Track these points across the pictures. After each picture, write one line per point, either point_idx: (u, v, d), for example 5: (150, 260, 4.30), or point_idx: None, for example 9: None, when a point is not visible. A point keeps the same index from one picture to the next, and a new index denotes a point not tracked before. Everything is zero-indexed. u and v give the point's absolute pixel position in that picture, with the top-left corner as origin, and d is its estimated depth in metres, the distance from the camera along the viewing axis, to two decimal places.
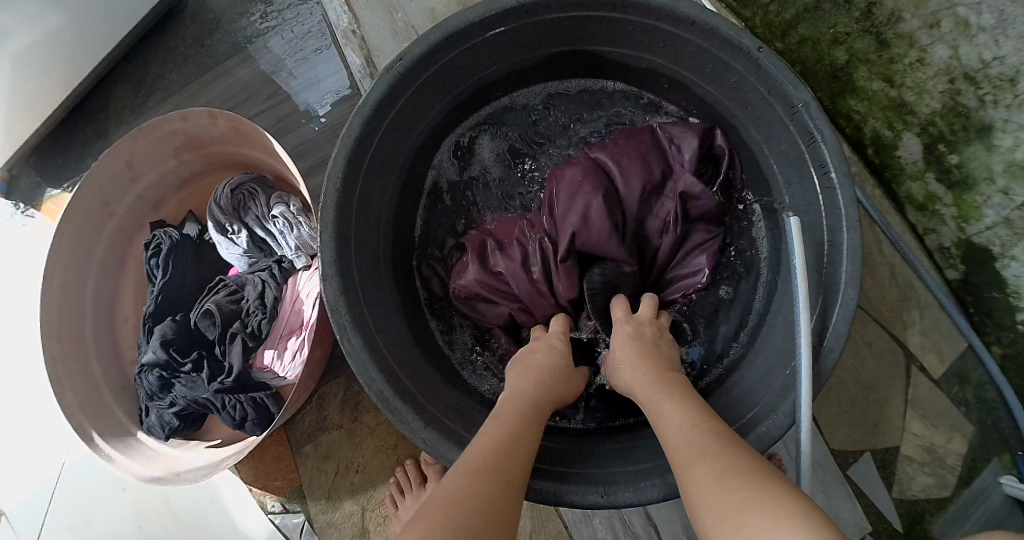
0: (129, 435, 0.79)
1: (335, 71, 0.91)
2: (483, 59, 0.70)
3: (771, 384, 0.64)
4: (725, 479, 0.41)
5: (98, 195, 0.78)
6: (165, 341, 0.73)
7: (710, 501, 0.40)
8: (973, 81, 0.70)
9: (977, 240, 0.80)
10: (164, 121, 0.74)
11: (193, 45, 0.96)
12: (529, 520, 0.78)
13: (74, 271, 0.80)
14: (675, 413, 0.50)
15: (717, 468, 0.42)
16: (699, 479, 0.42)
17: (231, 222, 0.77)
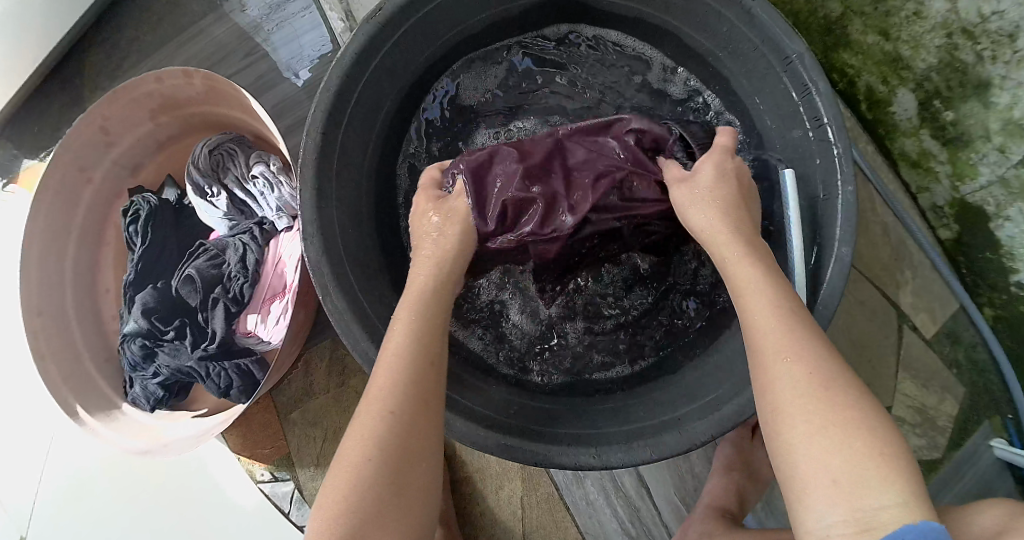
0: (115, 408, 0.77)
1: (314, 26, 0.88)
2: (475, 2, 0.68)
3: None
4: (846, 460, 0.35)
5: (73, 161, 0.76)
6: (146, 310, 0.71)
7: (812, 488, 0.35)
8: (971, 36, 0.69)
9: (972, 200, 0.79)
10: (138, 82, 0.71)
11: (167, 4, 0.92)
12: (520, 483, 0.77)
13: (51, 240, 0.77)
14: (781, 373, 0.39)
15: (826, 445, 0.36)
16: (800, 459, 0.36)
17: (210, 183, 0.75)
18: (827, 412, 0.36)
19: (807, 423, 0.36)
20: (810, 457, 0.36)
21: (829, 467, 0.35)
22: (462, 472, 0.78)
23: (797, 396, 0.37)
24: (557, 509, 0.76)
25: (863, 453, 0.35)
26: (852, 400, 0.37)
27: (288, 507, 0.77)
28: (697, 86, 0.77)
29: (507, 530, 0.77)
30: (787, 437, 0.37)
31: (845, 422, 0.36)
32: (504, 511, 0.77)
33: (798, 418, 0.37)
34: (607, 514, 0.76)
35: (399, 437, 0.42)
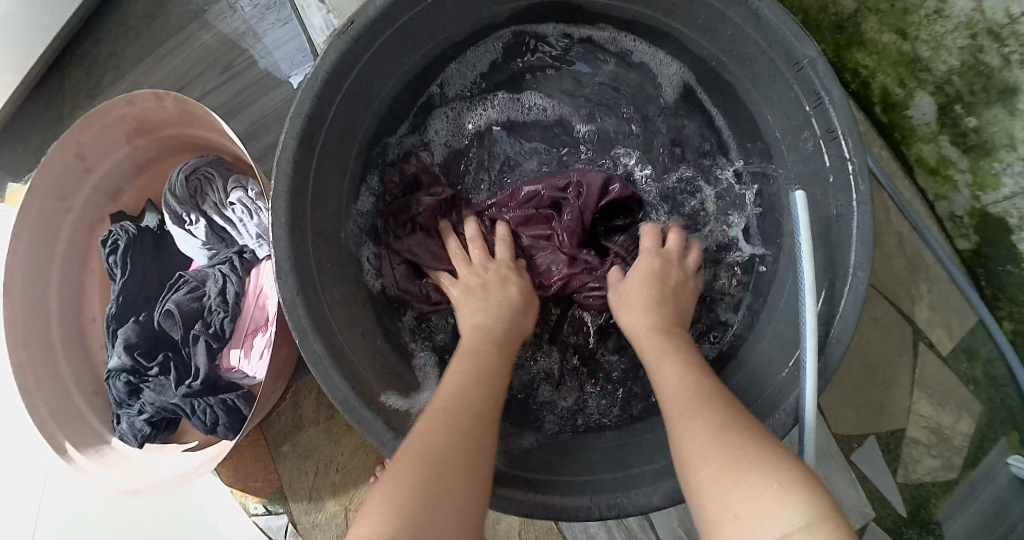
0: (104, 442, 0.76)
1: (295, 35, 0.84)
2: (456, 9, 0.63)
3: (774, 376, 0.59)
4: (729, 474, 0.36)
5: (50, 190, 0.73)
6: (128, 345, 0.70)
7: (712, 511, 0.36)
8: (997, 38, 0.63)
9: (993, 210, 0.75)
10: (109, 107, 0.68)
11: (145, 17, 0.89)
12: (517, 516, 0.75)
13: (33, 272, 0.76)
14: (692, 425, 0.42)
15: (716, 460, 0.38)
16: (697, 486, 0.38)
17: (189, 211, 0.72)
18: (724, 437, 0.39)
19: (704, 472, 0.38)
20: (711, 496, 0.36)
21: (722, 497, 0.36)
22: None
23: (713, 428, 0.40)
24: None
25: (746, 477, 0.35)
26: (738, 437, 0.39)
27: None
28: (690, 85, 0.73)
29: None
30: (693, 486, 0.38)
31: (731, 453, 0.37)
32: None
33: (707, 433, 0.40)
34: None
35: (454, 448, 0.41)
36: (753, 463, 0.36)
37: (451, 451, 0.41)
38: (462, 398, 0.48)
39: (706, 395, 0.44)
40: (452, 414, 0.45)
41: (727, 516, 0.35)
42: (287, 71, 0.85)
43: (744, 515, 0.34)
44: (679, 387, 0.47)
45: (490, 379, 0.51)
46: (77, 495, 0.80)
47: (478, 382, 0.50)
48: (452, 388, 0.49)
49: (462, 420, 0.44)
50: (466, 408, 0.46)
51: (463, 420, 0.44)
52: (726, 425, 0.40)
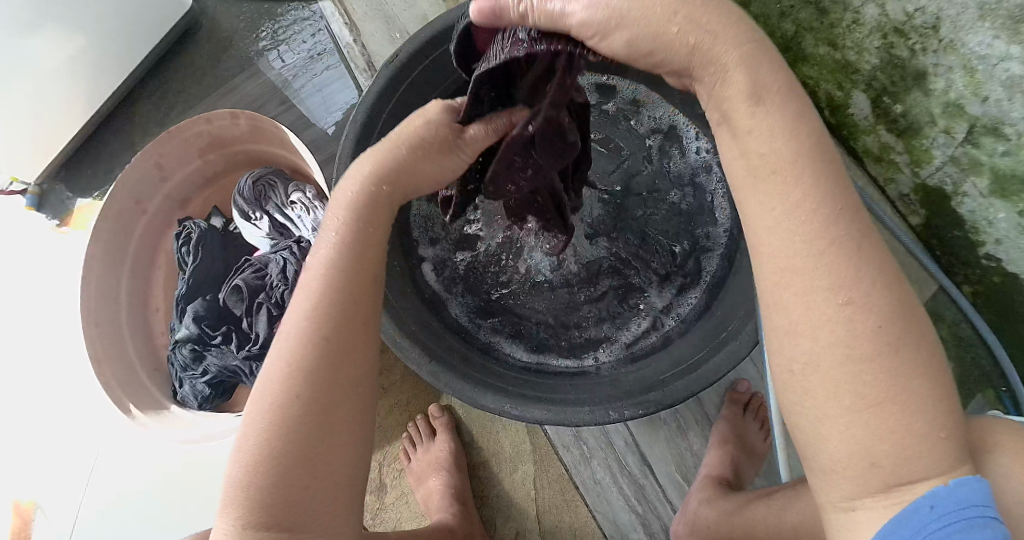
0: (164, 408, 0.85)
1: (339, 82, 1.03)
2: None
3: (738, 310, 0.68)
4: (872, 405, 0.35)
5: (130, 194, 0.87)
6: (197, 316, 0.82)
7: (833, 443, 0.36)
8: (903, 33, 0.77)
9: (932, 181, 0.87)
10: (190, 123, 0.85)
11: (211, 61, 1.07)
12: (533, 465, 0.82)
13: (112, 263, 0.89)
14: (828, 342, 0.36)
15: (865, 401, 0.35)
16: (823, 414, 0.36)
17: (254, 209, 0.87)
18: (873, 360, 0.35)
19: (847, 397, 0.35)
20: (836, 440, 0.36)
21: (867, 443, 0.35)
22: (480, 456, 0.84)
23: (840, 349, 0.35)
24: (567, 488, 0.82)
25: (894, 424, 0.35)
26: (877, 376, 0.35)
27: None
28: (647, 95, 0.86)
29: (522, 514, 0.82)
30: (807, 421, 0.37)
31: (874, 358, 0.35)
32: (518, 494, 0.82)
33: (829, 361, 0.36)
34: (614, 492, 0.81)
35: (304, 426, 0.42)
36: (906, 407, 0.35)
37: (310, 457, 0.42)
38: (297, 390, 0.42)
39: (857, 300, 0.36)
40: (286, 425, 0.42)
41: (859, 463, 0.35)
42: (321, 117, 1.03)
43: (883, 464, 0.35)
44: (806, 273, 0.36)
45: (365, 269, 0.47)
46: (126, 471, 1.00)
47: (308, 349, 0.43)
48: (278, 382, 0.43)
49: (311, 403, 0.43)
50: (295, 406, 0.42)
51: (287, 445, 0.42)
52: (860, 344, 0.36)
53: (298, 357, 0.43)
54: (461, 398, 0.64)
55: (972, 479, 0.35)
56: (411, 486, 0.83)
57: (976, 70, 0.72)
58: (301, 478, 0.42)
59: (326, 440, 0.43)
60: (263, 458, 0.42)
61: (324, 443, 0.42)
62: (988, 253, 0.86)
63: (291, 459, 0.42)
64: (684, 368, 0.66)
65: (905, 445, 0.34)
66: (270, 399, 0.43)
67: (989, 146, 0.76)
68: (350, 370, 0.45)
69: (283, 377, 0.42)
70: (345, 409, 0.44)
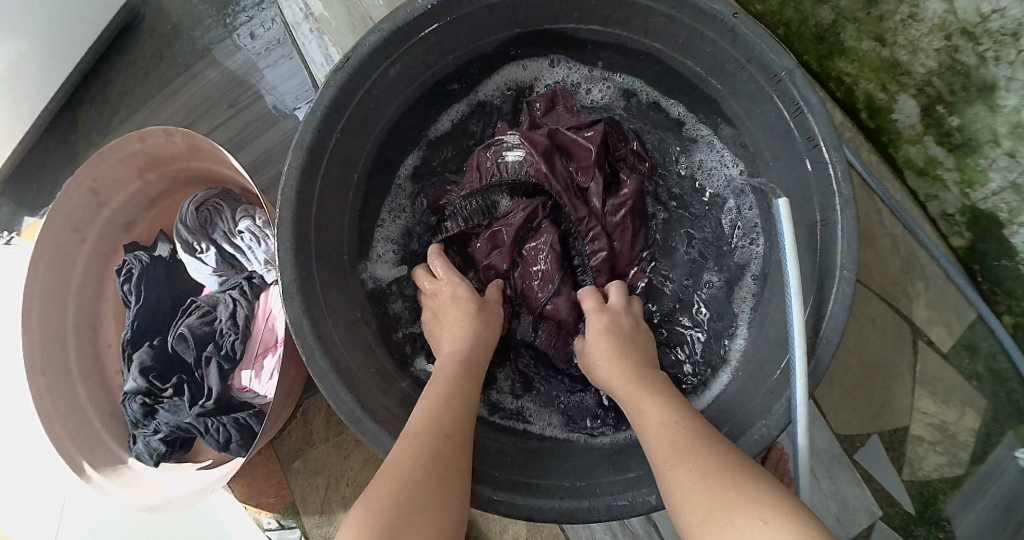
0: (121, 463, 0.78)
1: (296, 73, 0.89)
2: (461, 38, 0.67)
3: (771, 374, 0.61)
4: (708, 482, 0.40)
5: (66, 223, 0.77)
6: (143, 369, 0.73)
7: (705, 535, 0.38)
8: (971, 37, 0.65)
9: (983, 206, 0.75)
10: (122, 144, 0.72)
11: (152, 55, 0.93)
12: (525, 525, 0.76)
13: (51, 302, 0.79)
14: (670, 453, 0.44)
15: (709, 496, 0.39)
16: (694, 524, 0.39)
17: (199, 240, 0.75)
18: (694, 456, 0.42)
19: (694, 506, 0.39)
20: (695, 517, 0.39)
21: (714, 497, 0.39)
22: (468, 514, 0.77)
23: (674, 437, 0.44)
24: None
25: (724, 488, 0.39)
26: (727, 470, 0.40)
27: None
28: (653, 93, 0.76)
29: None
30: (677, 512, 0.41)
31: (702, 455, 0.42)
32: None
33: (678, 467, 0.42)
34: None
35: (428, 475, 0.44)
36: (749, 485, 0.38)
37: (416, 510, 0.41)
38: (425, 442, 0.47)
39: (671, 422, 0.46)
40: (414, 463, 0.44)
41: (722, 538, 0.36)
42: (292, 105, 0.88)
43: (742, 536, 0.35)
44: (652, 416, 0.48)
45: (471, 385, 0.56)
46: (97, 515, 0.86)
47: (443, 406, 0.51)
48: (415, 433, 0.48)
49: (435, 460, 0.45)
50: (428, 455, 0.45)
51: (417, 485, 0.43)
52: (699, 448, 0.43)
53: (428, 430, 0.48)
54: None
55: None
56: None
57: None
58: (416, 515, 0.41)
59: (441, 505, 0.43)
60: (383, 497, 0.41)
61: (443, 489, 0.44)
62: None
63: (409, 508, 0.41)
64: None
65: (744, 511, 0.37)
66: (408, 455, 0.45)
67: None
68: (459, 460, 0.48)
69: (425, 425, 0.49)
70: (453, 485, 0.45)
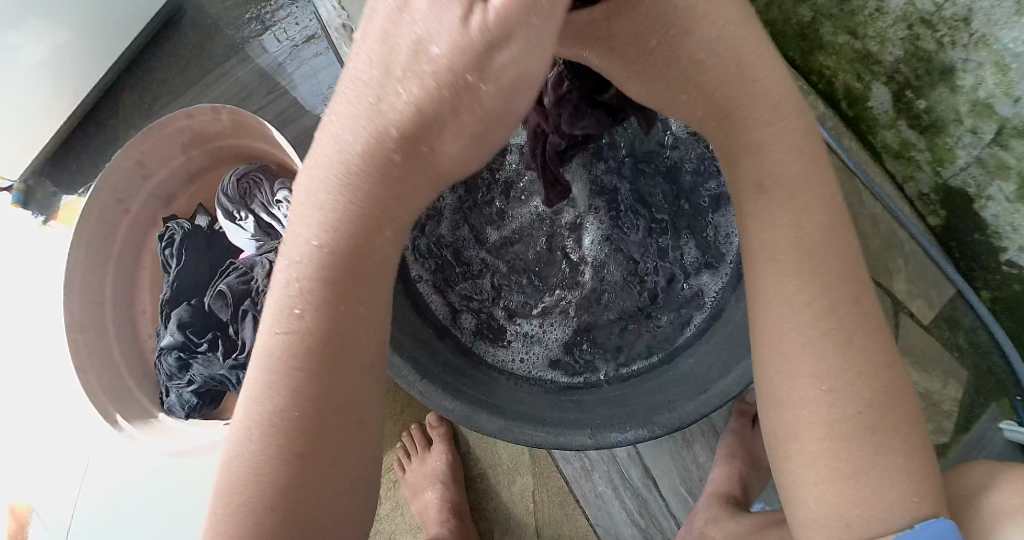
0: (152, 417, 0.83)
1: (330, 66, 0.97)
2: None
3: None
4: (846, 440, 0.41)
5: (112, 193, 0.84)
6: (181, 324, 0.79)
7: (808, 461, 0.42)
8: (930, 25, 0.72)
9: (954, 183, 0.82)
10: (172, 118, 0.81)
11: (194, 49, 1.02)
12: (532, 478, 0.80)
13: (94, 266, 0.85)
14: (818, 375, 0.41)
15: (833, 433, 0.41)
16: (799, 433, 0.42)
17: (239, 208, 0.82)
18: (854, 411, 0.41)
19: (817, 431, 0.42)
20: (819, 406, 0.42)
21: (838, 454, 0.41)
22: (476, 468, 0.83)
23: (826, 382, 0.41)
24: (567, 504, 0.79)
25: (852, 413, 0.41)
26: (867, 422, 0.41)
27: None
28: None
29: (520, 525, 0.80)
30: (794, 395, 0.42)
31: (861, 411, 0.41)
32: (517, 506, 0.80)
33: (819, 393, 0.41)
34: (616, 506, 0.79)
35: (295, 424, 0.36)
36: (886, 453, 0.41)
37: (306, 460, 0.36)
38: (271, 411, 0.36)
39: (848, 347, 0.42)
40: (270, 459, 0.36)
41: (830, 477, 0.41)
42: (314, 104, 0.98)
43: (848, 484, 0.41)
44: (817, 318, 0.42)
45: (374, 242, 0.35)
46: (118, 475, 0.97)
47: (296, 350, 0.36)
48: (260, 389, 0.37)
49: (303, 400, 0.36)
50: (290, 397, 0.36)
51: (286, 442, 0.36)
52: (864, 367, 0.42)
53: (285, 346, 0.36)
54: (457, 419, 0.62)
55: (942, 520, 0.41)
56: (407, 498, 0.83)
57: (1008, 67, 0.68)
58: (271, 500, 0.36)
59: (323, 441, 0.36)
60: (258, 459, 0.36)
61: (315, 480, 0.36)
62: (1009, 258, 0.82)
63: (287, 462, 0.36)
64: (689, 388, 0.63)
65: (857, 467, 0.41)
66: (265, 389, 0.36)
67: (1018, 148, 0.72)
68: (350, 368, 0.37)
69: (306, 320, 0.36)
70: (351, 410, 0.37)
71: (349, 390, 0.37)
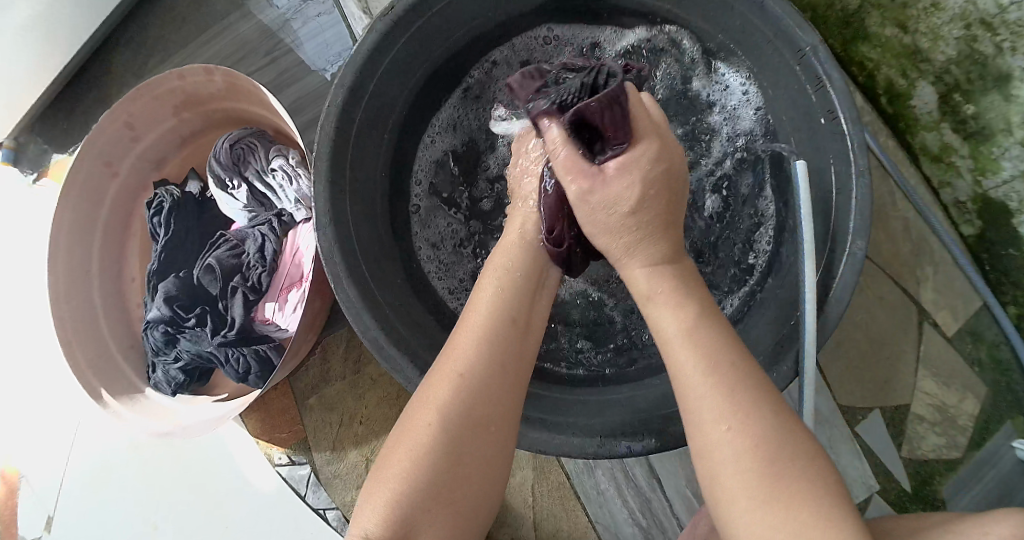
0: (138, 393, 0.80)
1: (335, 24, 0.89)
2: None
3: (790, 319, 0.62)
4: (757, 446, 0.38)
5: (100, 155, 0.79)
6: (168, 297, 0.74)
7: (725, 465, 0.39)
8: (989, 27, 0.68)
9: (995, 195, 0.78)
10: (162, 79, 0.74)
11: (191, 3, 0.95)
12: (532, 472, 0.77)
13: (81, 231, 0.80)
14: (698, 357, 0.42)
15: (741, 428, 0.39)
16: (709, 434, 0.40)
17: (231, 176, 0.77)
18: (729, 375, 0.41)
19: (720, 428, 0.40)
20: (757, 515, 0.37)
21: (745, 453, 0.38)
22: None
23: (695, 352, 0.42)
24: (567, 498, 0.76)
25: (805, 507, 0.36)
26: (760, 415, 0.39)
27: (304, 490, 0.78)
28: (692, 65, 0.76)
29: (517, 519, 0.76)
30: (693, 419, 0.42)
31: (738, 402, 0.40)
32: (516, 500, 0.77)
33: (702, 380, 0.41)
34: (618, 505, 0.76)
35: (461, 422, 0.45)
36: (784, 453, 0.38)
37: (463, 455, 0.45)
38: (442, 437, 0.44)
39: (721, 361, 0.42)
40: (442, 442, 0.44)
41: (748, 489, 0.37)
42: (321, 64, 0.91)
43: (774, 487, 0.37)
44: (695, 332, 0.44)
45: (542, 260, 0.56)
46: (102, 443, 0.89)
47: (478, 358, 0.48)
48: (443, 388, 0.46)
49: (479, 399, 0.46)
50: (462, 397, 0.46)
51: (452, 433, 0.45)
52: (712, 350, 0.42)
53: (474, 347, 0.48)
54: None
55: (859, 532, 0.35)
56: None
57: None
58: (425, 512, 0.42)
59: (480, 435, 0.46)
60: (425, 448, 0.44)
61: (486, 470, 0.46)
62: None
63: (448, 456, 0.44)
64: None
65: (772, 474, 0.37)
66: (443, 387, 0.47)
67: None
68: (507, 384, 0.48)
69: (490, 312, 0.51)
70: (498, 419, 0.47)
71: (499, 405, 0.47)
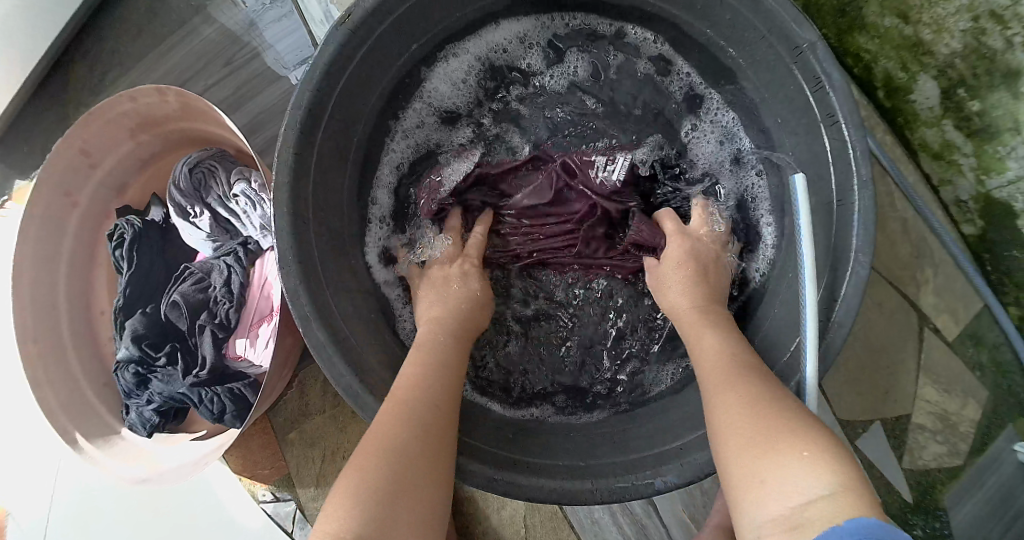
0: (113, 432, 0.77)
1: (294, 31, 0.85)
2: None
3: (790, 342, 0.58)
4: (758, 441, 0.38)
5: (56, 186, 0.74)
6: (135, 336, 0.71)
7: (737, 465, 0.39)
8: (1000, 20, 0.63)
9: (999, 194, 0.74)
10: (112, 102, 0.69)
11: (146, 13, 0.90)
12: (523, 502, 0.76)
13: (42, 266, 0.77)
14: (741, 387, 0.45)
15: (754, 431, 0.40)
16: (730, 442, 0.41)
17: (192, 204, 0.73)
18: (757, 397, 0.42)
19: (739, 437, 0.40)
20: (744, 476, 0.38)
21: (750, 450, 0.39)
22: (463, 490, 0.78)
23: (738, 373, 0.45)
24: (560, 528, 0.75)
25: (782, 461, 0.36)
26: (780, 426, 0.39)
27: (291, 526, 0.77)
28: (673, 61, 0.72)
29: None
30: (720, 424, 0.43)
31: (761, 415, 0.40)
32: (508, 531, 0.76)
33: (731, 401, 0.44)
34: (612, 532, 0.75)
35: (402, 457, 0.42)
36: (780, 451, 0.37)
37: (399, 491, 0.40)
38: (380, 466, 0.41)
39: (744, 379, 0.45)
40: (384, 470, 0.41)
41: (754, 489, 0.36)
42: (291, 64, 0.86)
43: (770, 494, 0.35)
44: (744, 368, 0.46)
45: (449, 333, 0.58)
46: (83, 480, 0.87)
47: (427, 386, 0.50)
48: (375, 438, 0.44)
49: (413, 435, 0.45)
50: (406, 433, 0.44)
51: (398, 462, 0.42)
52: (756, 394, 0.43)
53: (409, 389, 0.49)
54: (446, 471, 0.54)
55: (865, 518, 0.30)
56: None
57: None
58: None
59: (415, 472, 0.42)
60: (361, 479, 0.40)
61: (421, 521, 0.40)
62: None
63: (388, 490, 0.39)
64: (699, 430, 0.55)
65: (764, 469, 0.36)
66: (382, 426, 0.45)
67: None
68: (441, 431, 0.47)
69: (418, 364, 0.53)
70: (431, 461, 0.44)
71: (432, 445, 0.45)
